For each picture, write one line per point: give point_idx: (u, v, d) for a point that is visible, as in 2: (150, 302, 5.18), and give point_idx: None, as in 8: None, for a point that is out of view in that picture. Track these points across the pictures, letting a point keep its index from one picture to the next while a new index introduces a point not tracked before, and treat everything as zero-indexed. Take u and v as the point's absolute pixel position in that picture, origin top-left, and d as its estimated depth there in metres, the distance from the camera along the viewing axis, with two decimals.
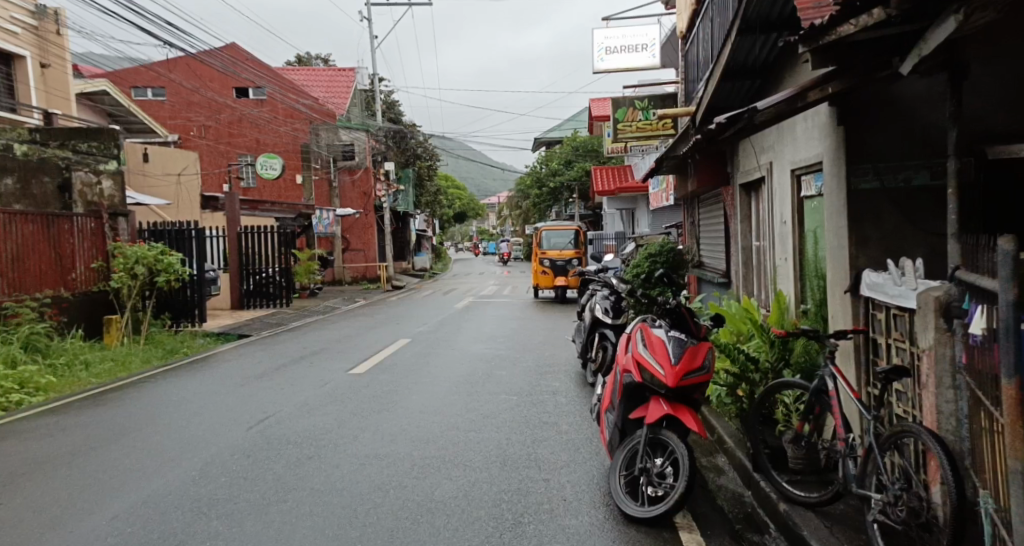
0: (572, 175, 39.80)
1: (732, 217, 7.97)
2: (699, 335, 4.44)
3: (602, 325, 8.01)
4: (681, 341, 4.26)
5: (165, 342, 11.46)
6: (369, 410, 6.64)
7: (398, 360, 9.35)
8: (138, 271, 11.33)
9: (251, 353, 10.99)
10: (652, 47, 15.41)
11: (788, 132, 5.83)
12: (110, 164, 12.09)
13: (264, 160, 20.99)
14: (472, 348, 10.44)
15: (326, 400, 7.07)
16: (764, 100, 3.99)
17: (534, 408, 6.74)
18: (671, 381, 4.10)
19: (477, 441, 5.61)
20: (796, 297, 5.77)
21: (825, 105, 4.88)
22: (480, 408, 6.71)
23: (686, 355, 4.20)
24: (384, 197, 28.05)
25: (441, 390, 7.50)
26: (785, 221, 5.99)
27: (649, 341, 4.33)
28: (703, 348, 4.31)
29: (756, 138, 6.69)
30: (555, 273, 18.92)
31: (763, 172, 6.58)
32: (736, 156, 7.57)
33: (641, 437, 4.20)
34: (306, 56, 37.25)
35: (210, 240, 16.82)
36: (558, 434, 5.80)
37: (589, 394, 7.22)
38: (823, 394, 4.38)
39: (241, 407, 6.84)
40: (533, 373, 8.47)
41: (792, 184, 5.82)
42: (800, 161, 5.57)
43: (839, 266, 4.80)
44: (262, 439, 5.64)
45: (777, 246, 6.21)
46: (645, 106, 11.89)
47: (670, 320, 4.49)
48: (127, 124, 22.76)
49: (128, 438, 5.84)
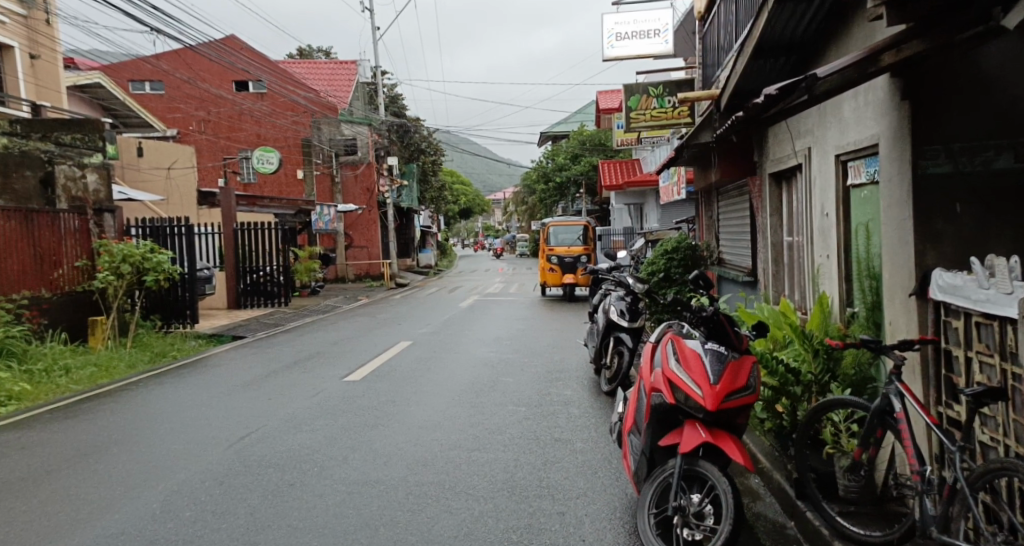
0: (579, 169, 39.04)
1: (759, 210, 7.32)
2: (742, 348, 3.75)
3: (617, 329, 7.35)
4: (720, 356, 3.62)
5: (154, 344, 10.85)
6: (362, 425, 6.01)
7: (398, 366, 8.74)
8: (124, 270, 10.66)
9: (244, 356, 10.38)
10: (665, 33, 14.65)
11: (831, 112, 5.17)
12: (94, 157, 11.45)
13: (260, 154, 20.32)
14: (477, 351, 9.82)
15: (317, 412, 6.46)
16: (825, 67, 3.31)
17: (543, 422, 6.11)
18: (711, 404, 3.44)
19: (482, 464, 4.97)
20: (841, 300, 5.11)
21: (884, 78, 4.23)
22: (484, 422, 6.08)
23: (726, 372, 3.55)
24: (388, 193, 27.37)
25: (443, 400, 6.89)
26: (828, 214, 5.32)
27: (681, 354, 3.68)
28: (747, 364, 3.65)
29: (793, 121, 6.01)
30: (564, 271, 18.23)
31: (799, 159, 5.91)
32: (766, 143, 6.91)
33: (673, 470, 3.53)
34: (307, 48, 36.61)
35: (204, 237, 16.23)
36: (572, 454, 5.16)
37: (605, 406, 6.59)
38: (888, 416, 3.70)
39: (222, 422, 6.23)
40: (543, 380, 7.84)
41: (836, 172, 5.16)
42: (847, 145, 4.90)
43: (900, 265, 4.13)
44: (240, 461, 5.02)
45: (818, 242, 5.53)
46: (660, 93, 11.24)
47: (706, 328, 3.81)
48: (122, 117, 22.17)
49: (91, 459, 5.21)
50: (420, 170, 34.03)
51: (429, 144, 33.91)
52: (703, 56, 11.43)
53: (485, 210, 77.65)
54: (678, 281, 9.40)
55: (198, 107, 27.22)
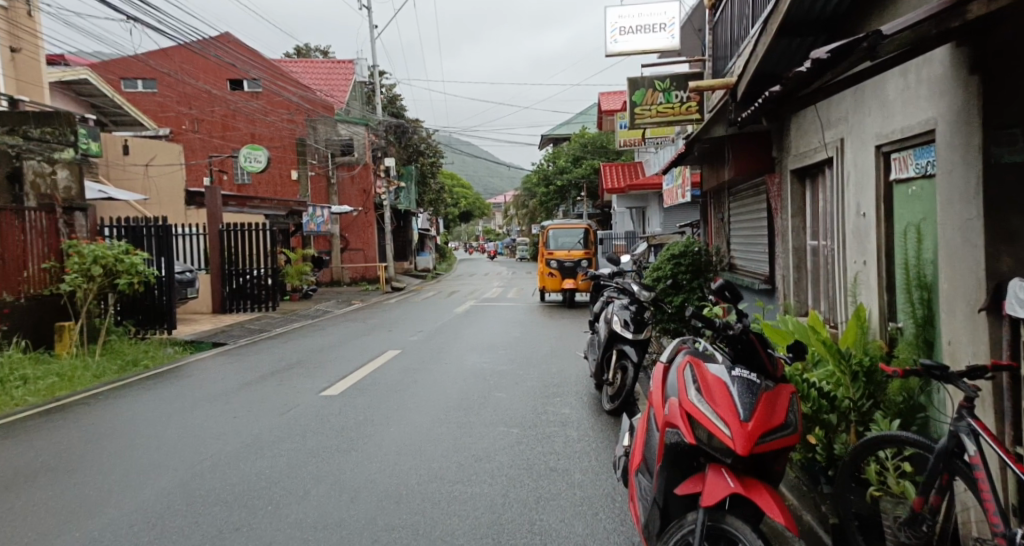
0: (581, 172, 38.41)
1: (777, 211, 6.67)
2: (776, 375, 3.05)
3: (620, 341, 6.70)
4: (751, 385, 2.92)
5: (125, 352, 10.15)
6: (332, 450, 5.32)
7: (382, 377, 8.06)
8: (95, 272, 9.94)
9: (221, 365, 9.69)
10: (671, 28, 13.86)
11: (870, 96, 4.53)
12: (66, 152, 10.70)
13: (248, 152, 19.59)
14: (469, 361, 9.11)
15: (284, 434, 5.76)
16: (893, 23, 2.63)
17: (537, 448, 5.40)
18: (742, 448, 2.73)
19: (464, 501, 4.28)
20: (881, 312, 4.44)
21: (945, 49, 3.57)
22: (470, 447, 5.38)
23: (759, 406, 2.84)
24: (385, 194, 26.70)
25: (427, 419, 6.21)
26: (865, 213, 4.63)
27: (702, 382, 2.98)
28: (785, 395, 2.94)
29: (822, 108, 5.36)
30: (563, 276, 17.56)
31: (828, 152, 5.26)
32: (788, 137, 6.31)
33: (694, 527, 2.82)
34: (305, 48, 35.90)
35: (188, 238, 15.54)
36: (570, 489, 4.47)
37: (607, 429, 5.90)
38: (957, 459, 3.03)
39: (175, 445, 5.53)
40: (539, 396, 7.15)
41: (876, 164, 4.50)
42: (892, 133, 4.24)
43: (963, 273, 3.46)
44: (182, 498, 4.32)
45: (851, 246, 4.86)
46: (667, 87, 10.50)
47: (732, 349, 3.13)
48: (110, 115, 21.53)
49: (13, 493, 4.51)
50: (418, 171, 33.38)
51: (427, 145, 33.35)
52: (713, 48, 10.74)
53: (485, 212, 76.84)
54: (686, 287, 8.61)
55: (191, 105, 26.66)
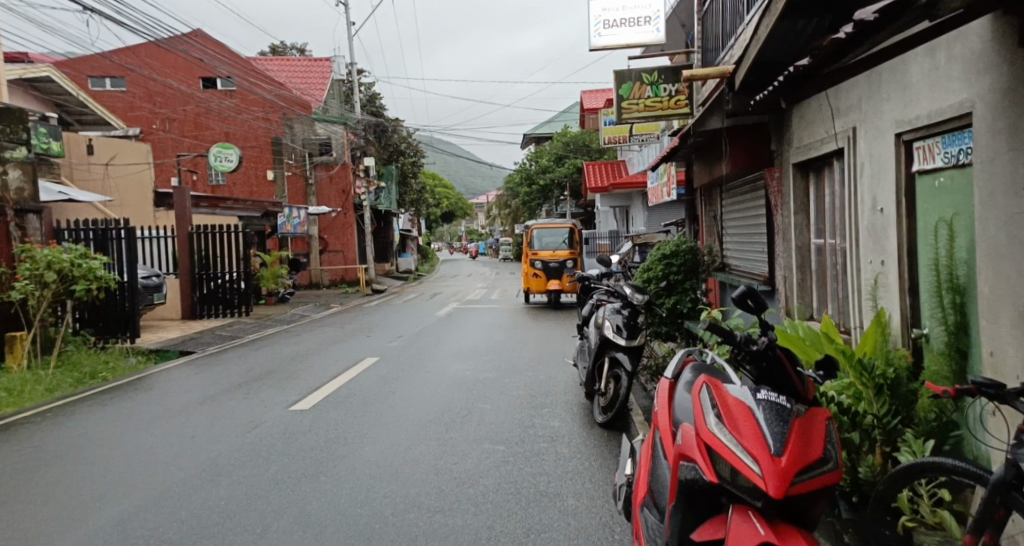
0: (564, 171, 38.00)
1: (777, 207, 6.26)
2: (807, 397, 2.60)
3: (612, 348, 6.23)
4: (780, 411, 2.46)
5: (83, 363, 9.52)
6: (298, 475, 4.81)
7: (357, 388, 7.55)
8: (48, 278, 9.32)
9: (186, 376, 9.11)
10: (656, 20, 12.98)
11: (888, 79, 4.10)
12: (17, 151, 10.01)
13: (218, 151, 18.90)
14: (451, 369, 8.61)
15: (245, 457, 5.23)
16: None
17: (525, 468, 4.93)
18: (774, 490, 2.27)
19: (444, 536, 3.79)
20: (904, 318, 3.99)
21: (985, 19, 3.15)
22: (451, 470, 4.90)
23: (792, 437, 2.39)
24: (364, 195, 26.08)
25: (405, 436, 5.71)
26: (883, 208, 4.19)
27: (723, 407, 2.52)
28: (821, 421, 2.49)
29: (830, 94, 4.93)
30: (548, 277, 17.11)
31: (837, 142, 4.83)
32: (789, 128, 5.91)
33: None
34: (279, 45, 35.04)
35: (156, 241, 14.89)
36: (563, 520, 3.99)
37: (599, 446, 5.44)
38: (1015, 491, 2.52)
39: (122, 473, 4.98)
40: (526, 407, 6.68)
41: (895, 154, 4.06)
42: (915, 119, 3.82)
43: (1011, 274, 3.02)
44: (118, 539, 3.79)
45: (866, 244, 4.42)
46: (655, 80, 10.08)
47: (754, 368, 2.68)
48: (76, 114, 20.77)
49: None
50: (398, 171, 32.73)
51: (409, 145, 32.80)
52: (703, 40, 10.32)
53: (468, 212, 76.18)
54: (679, 288, 8.19)
55: (163, 104, 25.89)
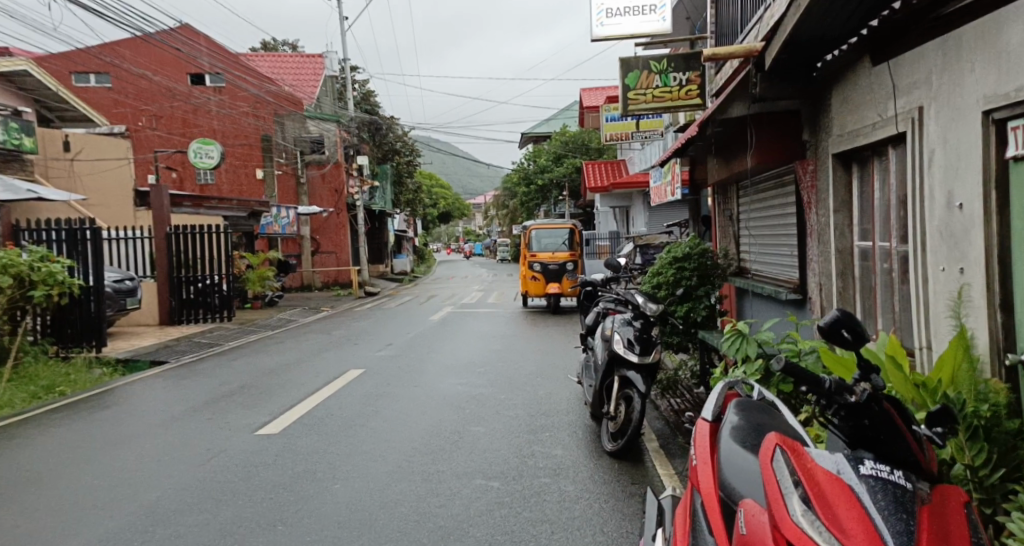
0: (562, 171, 37.24)
1: (811, 207, 5.52)
2: (930, 473, 1.83)
3: (620, 366, 5.47)
4: (900, 497, 1.69)
5: (39, 376, 8.69)
6: (251, 525, 4.01)
7: (337, 408, 6.78)
8: (3, 281, 8.47)
9: (150, 390, 8.30)
10: (662, 9, 12.02)
11: (971, 45, 3.34)
12: None
13: (198, 147, 18.06)
14: (443, 384, 7.83)
15: (193, 500, 4.42)
16: None
17: (524, 514, 4.14)
18: None
19: None
20: (997, 343, 3.23)
21: None
22: (435, 516, 4.11)
23: (924, 539, 1.61)
24: (357, 194, 25.09)
25: (385, 470, 4.93)
26: (962, 204, 3.43)
27: (813, 484, 1.72)
28: (957, 512, 1.72)
29: (888, 72, 4.18)
30: (547, 280, 16.32)
31: (896, 126, 4.08)
32: (826, 111, 5.17)
33: None
34: (271, 41, 34.09)
35: (132, 242, 14.04)
36: None
37: (608, 482, 4.66)
38: None
39: (44, 521, 4.17)
40: (525, 431, 5.88)
41: (982, 137, 3.29)
42: (1014, 91, 3.04)
43: None
44: None
45: (937, 249, 3.68)
46: (664, 68, 9.26)
47: (850, 428, 1.92)
48: (57, 111, 19.93)
49: None
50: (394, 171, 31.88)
51: (404, 144, 31.99)
52: (717, 25, 9.55)
53: (466, 213, 75.30)
54: (693, 295, 7.39)
55: (150, 101, 24.87)
